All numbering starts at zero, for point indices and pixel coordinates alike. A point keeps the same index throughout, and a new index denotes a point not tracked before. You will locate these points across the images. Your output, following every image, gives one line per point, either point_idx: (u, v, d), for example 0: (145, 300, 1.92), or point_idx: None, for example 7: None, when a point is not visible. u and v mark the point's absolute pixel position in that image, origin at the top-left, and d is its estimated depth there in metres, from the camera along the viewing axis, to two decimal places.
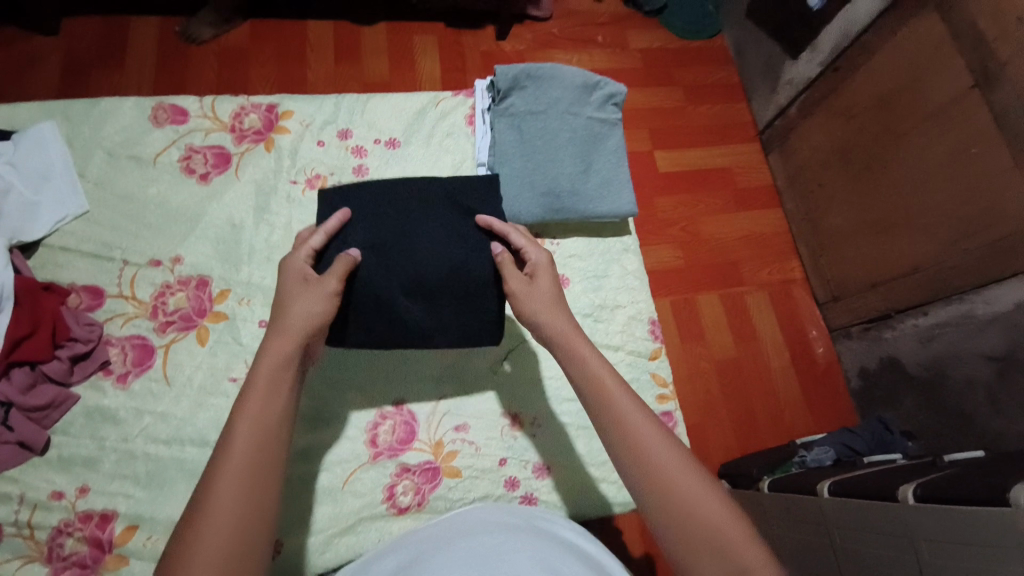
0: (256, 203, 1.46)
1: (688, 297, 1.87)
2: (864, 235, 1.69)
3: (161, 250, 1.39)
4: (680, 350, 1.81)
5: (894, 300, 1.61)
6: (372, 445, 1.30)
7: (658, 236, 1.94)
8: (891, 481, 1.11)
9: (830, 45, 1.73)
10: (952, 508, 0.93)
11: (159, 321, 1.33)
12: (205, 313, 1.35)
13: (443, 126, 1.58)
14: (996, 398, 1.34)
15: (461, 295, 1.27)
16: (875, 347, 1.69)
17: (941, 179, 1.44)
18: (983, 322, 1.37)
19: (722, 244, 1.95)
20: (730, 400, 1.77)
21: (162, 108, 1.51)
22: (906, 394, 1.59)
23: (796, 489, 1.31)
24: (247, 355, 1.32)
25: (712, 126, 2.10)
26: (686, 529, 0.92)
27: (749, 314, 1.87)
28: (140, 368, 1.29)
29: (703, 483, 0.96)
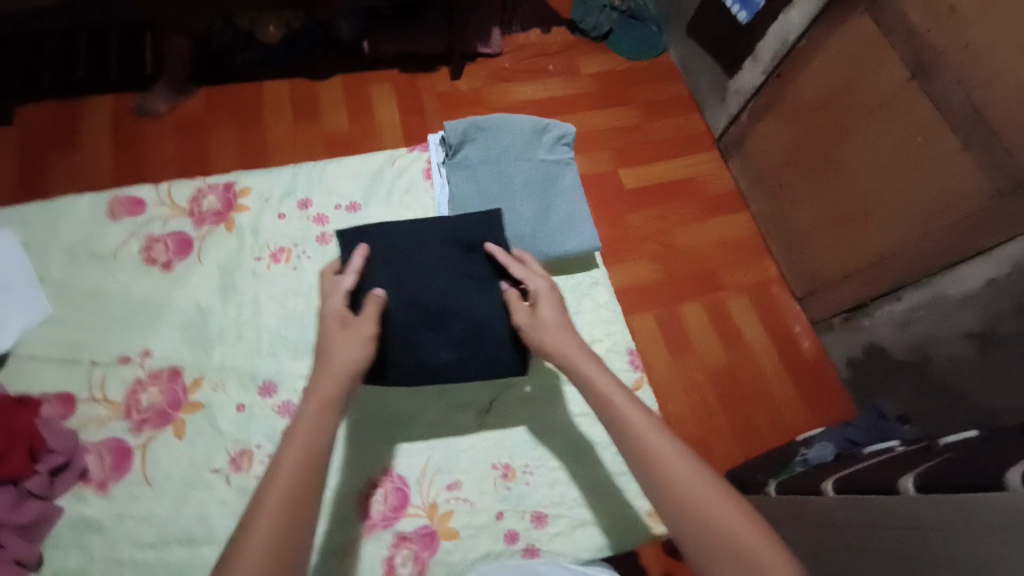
0: (222, 283, 1.49)
1: (670, 308, 1.89)
2: (831, 229, 1.73)
3: (130, 346, 1.42)
4: (669, 363, 1.82)
5: (870, 289, 1.64)
6: (367, 518, 1.35)
7: (633, 251, 1.96)
8: (891, 474, 1.11)
9: (770, 54, 1.79)
10: (953, 496, 0.93)
11: (134, 420, 1.35)
12: (180, 405, 1.37)
13: (402, 183, 1.63)
14: (981, 374, 1.37)
15: (470, 331, 1.36)
16: (858, 336, 1.72)
17: (895, 168, 1.48)
18: (957, 301, 1.41)
19: (698, 251, 1.98)
20: (726, 406, 1.77)
21: (119, 203, 1.56)
22: (897, 378, 1.61)
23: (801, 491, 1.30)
24: (227, 443, 1.34)
25: (671, 139, 2.16)
26: (706, 539, 0.95)
27: (734, 318, 1.89)
28: (118, 472, 1.31)
29: (718, 491, 0.99)
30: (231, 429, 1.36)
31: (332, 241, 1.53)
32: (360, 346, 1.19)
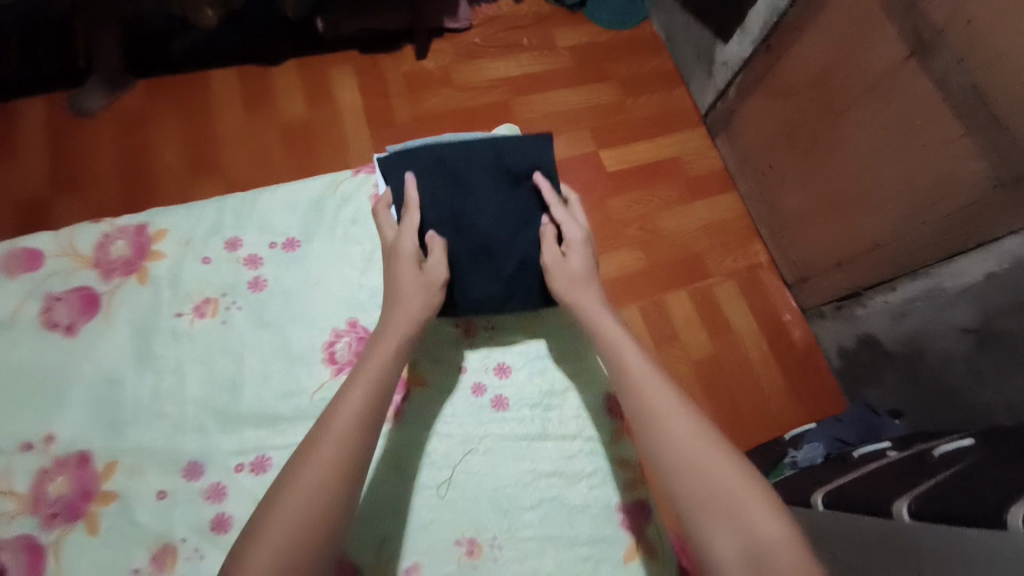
0: (137, 348, 1.27)
1: (656, 298, 1.80)
2: (822, 214, 1.63)
3: (30, 431, 1.18)
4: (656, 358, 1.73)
5: (863, 278, 1.56)
6: None
7: (616, 239, 1.86)
8: (885, 491, 1.06)
9: (759, 23, 1.65)
10: (946, 526, 0.87)
11: (42, 517, 1.12)
12: (92, 496, 1.14)
13: (348, 211, 1.46)
14: (977, 370, 1.30)
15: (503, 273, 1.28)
16: (850, 326, 1.65)
17: (890, 153, 1.38)
18: (952, 295, 1.33)
19: (684, 236, 1.88)
20: (714, 400, 1.70)
21: (11, 256, 1.31)
22: (888, 370, 1.55)
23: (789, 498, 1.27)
24: (152, 540, 1.12)
25: (654, 116, 2.02)
26: (717, 515, 0.86)
27: (722, 306, 1.81)
28: None
29: (734, 468, 0.91)
30: (152, 522, 1.14)
31: (269, 288, 1.34)
32: (429, 293, 1.16)
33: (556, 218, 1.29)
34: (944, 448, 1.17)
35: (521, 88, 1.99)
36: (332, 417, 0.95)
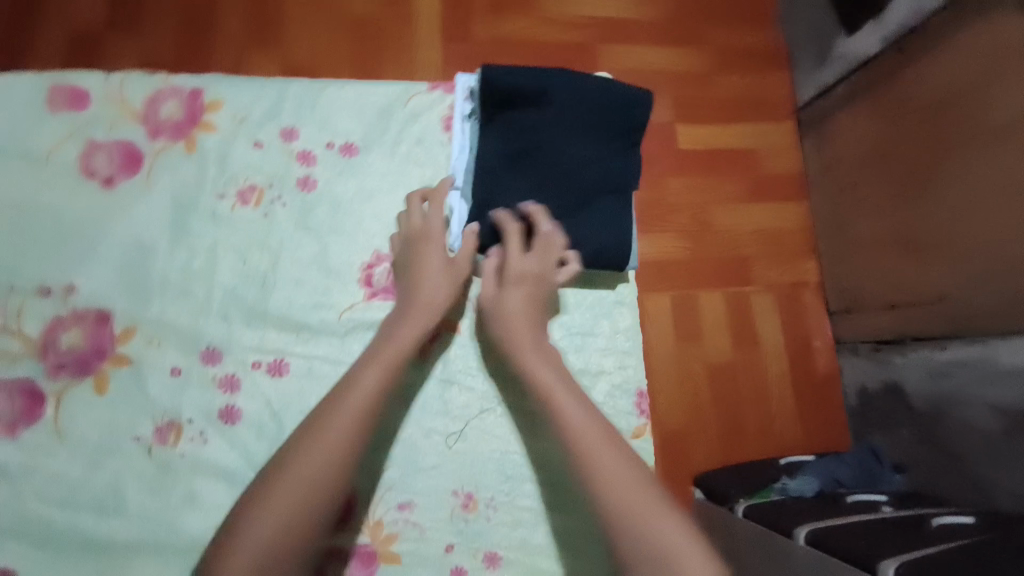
0: (172, 219, 1.36)
1: (691, 292, 1.73)
2: (892, 249, 1.53)
3: (53, 276, 1.30)
4: (673, 351, 1.70)
5: (913, 326, 1.48)
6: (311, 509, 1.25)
7: (664, 222, 1.76)
8: (878, 546, 1.03)
9: (897, 22, 1.48)
10: None
11: (50, 363, 1.26)
12: (105, 355, 1.27)
13: (414, 130, 1.45)
14: (997, 452, 1.26)
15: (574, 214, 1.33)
16: (880, 370, 1.58)
17: (992, 204, 1.26)
18: (1004, 372, 1.24)
19: (734, 238, 1.78)
20: (718, 406, 1.68)
21: (59, 90, 1.39)
22: (903, 423, 1.50)
23: (768, 524, 1.24)
24: (152, 410, 1.26)
25: (741, 99, 1.86)
26: (636, 552, 1.00)
27: (752, 315, 1.74)
28: (30, 418, 1.23)
29: (658, 516, 1.02)
30: (162, 396, 1.27)
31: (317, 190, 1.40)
32: (443, 286, 1.28)
33: (507, 252, 1.30)
34: (941, 521, 1.13)
35: (611, 33, 1.83)
36: (309, 450, 1.07)
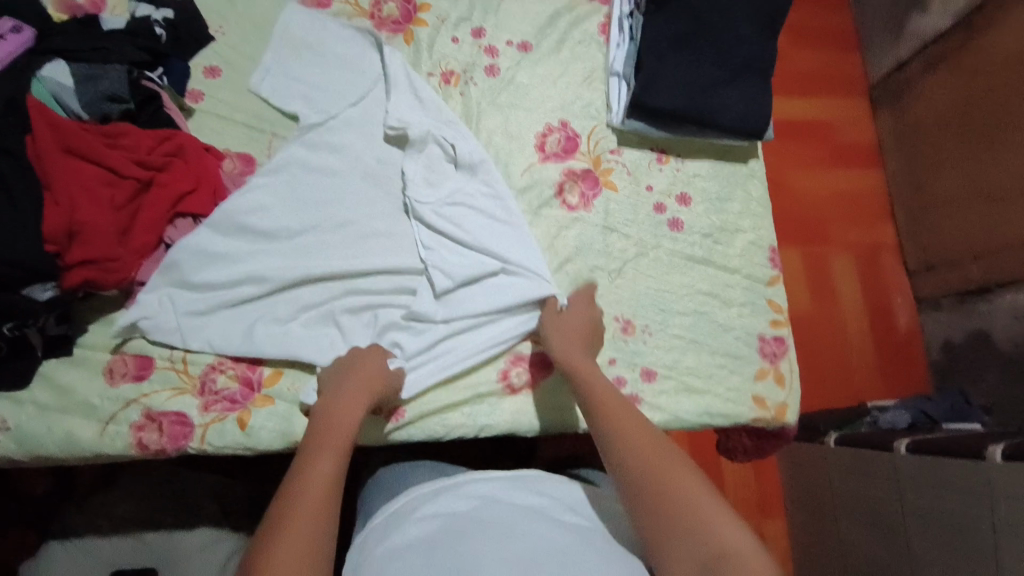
0: None
1: (863, 248, 1.84)
2: (971, 205, 1.59)
3: None
4: (852, 265, 1.82)
5: (994, 274, 1.54)
6: (225, 443, 0.72)
7: (843, 181, 1.88)
8: (976, 441, 1.11)
9: (1006, 37, 1.46)
10: (945, 462, 1.10)
11: (206, 398, 0.73)
12: (252, 390, 0.74)
13: None
14: (1010, 396, 1.46)
15: (831, 147, 1.91)
16: (963, 320, 1.63)
17: (972, 200, 1.58)
18: (985, 316, 1.56)
19: (864, 198, 1.88)
20: (802, 336, 1.74)
21: None
22: (990, 371, 1.52)
23: (942, 446, 1.13)
24: (166, 391, 0.72)
25: (862, 133, 1.94)
26: (666, 521, 0.54)
27: (880, 265, 1.83)
28: (177, 443, 0.71)
29: (668, 467, 0.57)
30: None
31: (512, 81, 0.88)
32: None
33: None
34: (955, 428, 1.32)
35: None
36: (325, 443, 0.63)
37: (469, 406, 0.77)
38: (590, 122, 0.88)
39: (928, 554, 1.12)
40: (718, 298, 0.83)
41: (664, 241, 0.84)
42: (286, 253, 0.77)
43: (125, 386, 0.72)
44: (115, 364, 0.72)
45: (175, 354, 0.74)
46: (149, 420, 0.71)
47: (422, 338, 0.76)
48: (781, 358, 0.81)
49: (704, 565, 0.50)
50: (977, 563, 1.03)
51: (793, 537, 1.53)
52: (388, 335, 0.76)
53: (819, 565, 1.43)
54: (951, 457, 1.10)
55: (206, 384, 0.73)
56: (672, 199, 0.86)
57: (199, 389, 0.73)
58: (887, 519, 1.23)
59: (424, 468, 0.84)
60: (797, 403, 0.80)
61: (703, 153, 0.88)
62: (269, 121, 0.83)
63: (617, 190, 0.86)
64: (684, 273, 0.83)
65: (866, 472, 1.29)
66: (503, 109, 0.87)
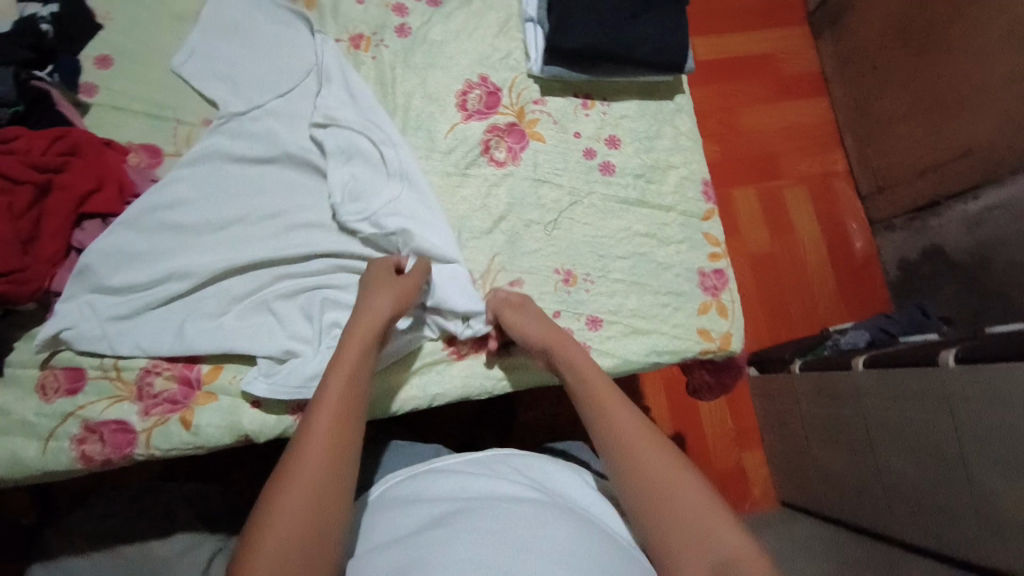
0: None
1: (816, 178, 1.85)
2: (916, 120, 1.60)
3: None
4: (807, 196, 1.83)
5: (944, 186, 1.56)
6: (175, 444, 0.69)
7: (792, 112, 1.88)
8: (930, 347, 1.12)
9: None
10: (901, 373, 1.13)
11: (145, 403, 0.70)
12: (192, 387, 0.71)
13: None
14: (966, 304, 1.50)
15: (776, 79, 1.90)
16: (917, 237, 1.65)
17: (918, 115, 1.59)
18: (937, 229, 1.59)
19: (815, 127, 1.88)
20: (759, 273, 1.76)
21: None
22: (947, 283, 1.55)
23: (897, 357, 1.16)
24: (105, 401, 0.69)
25: (807, 62, 1.93)
26: (671, 521, 0.53)
27: (834, 193, 1.84)
28: (123, 451, 0.68)
29: (674, 476, 0.55)
30: None
31: (425, 38, 0.85)
32: None
33: None
34: (913, 339, 1.35)
35: None
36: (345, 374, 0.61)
37: (419, 375, 0.75)
38: (511, 73, 0.85)
39: (894, 463, 1.16)
40: (657, 238, 0.82)
41: (596, 186, 0.83)
42: (213, 244, 0.73)
43: (60, 401, 0.69)
44: (46, 380, 0.70)
45: (107, 361, 0.70)
46: (89, 431, 0.68)
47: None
48: (723, 289, 0.81)
49: (713, 573, 0.50)
50: (939, 465, 1.06)
51: (771, 463, 1.59)
52: (326, 318, 0.72)
53: (797, 488, 1.48)
54: (911, 367, 1.11)
55: (144, 389, 0.70)
56: (601, 143, 0.85)
57: (137, 394, 0.70)
58: (854, 435, 1.26)
59: (400, 452, 0.81)
60: (740, 330, 0.80)
61: (628, 93, 0.87)
62: (169, 107, 0.78)
63: (544, 140, 0.84)
64: (620, 217, 0.82)
65: (832, 393, 1.32)
66: (418, 69, 0.84)
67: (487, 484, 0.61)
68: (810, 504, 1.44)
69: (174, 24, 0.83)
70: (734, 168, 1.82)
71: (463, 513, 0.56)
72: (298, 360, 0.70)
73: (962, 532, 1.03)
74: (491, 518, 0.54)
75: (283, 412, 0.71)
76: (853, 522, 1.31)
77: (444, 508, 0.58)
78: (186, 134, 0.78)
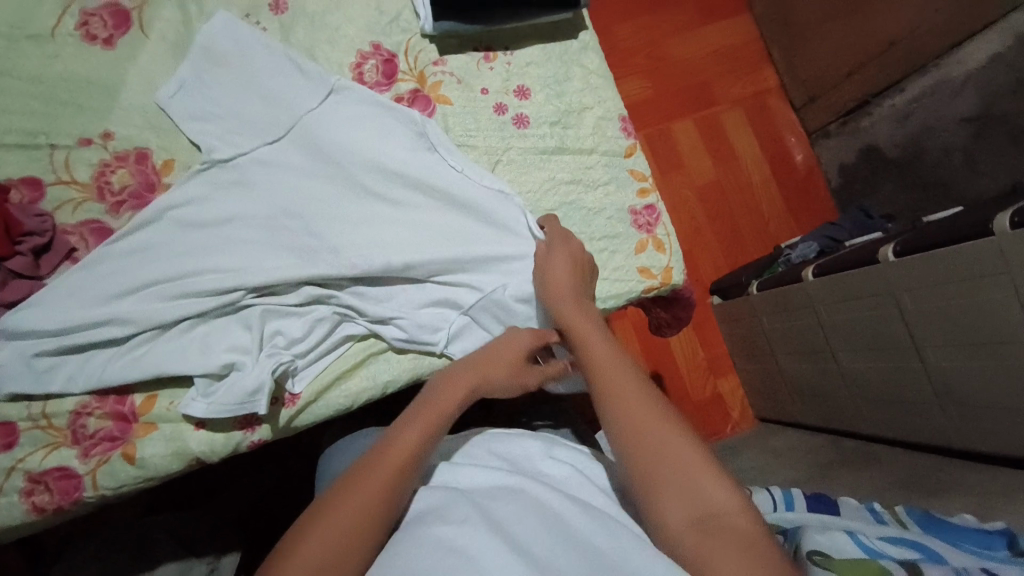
0: None
1: (751, 97, 1.84)
2: (836, 21, 1.60)
3: None
4: (745, 117, 1.83)
5: (871, 84, 1.58)
6: (125, 480, 0.66)
7: (718, 34, 1.86)
8: (871, 245, 1.15)
9: None
10: (847, 274, 1.15)
11: (82, 445, 0.66)
12: (130, 419, 0.67)
13: None
14: (905, 200, 1.53)
15: (697, 3, 1.86)
16: (852, 140, 1.67)
17: (839, 16, 1.59)
18: (869, 130, 1.62)
19: (743, 46, 1.86)
20: (707, 201, 1.76)
21: None
22: (885, 180, 1.59)
23: (842, 260, 1.17)
24: (41, 449, 0.66)
25: None
26: (654, 477, 0.52)
27: (770, 109, 1.84)
28: (70, 497, 0.65)
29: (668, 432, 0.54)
30: None
31: (303, 13, 0.78)
32: None
33: None
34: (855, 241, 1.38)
35: None
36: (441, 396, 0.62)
37: (368, 365, 0.73)
38: (404, 36, 0.81)
39: (854, 362, 1.20)
40: (583, 184, 0.80)
41: (513, 141, 0.80)
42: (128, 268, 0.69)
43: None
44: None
45: (34, 409, 0.66)
46: (33, 483, 0.65)
47: (303, 323, 0.70)
48: (656, 225, 0.80)
49: (699, 526, 0.48)
50: (896, 358, 1.10)
51: (746, 385, 1.64)
52: (268, 328, 0.70)
53: (772, 403, 1.53)
54: (854, 268, 1.13)
55: (78, 431, 0.66)
56: (511, 96, 0.81)
57: (73, 438, 0.66)
58: (815, 343, 1.30)
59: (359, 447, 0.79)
60: (679, 262, 0.80)
61: (530, 39, 0.83)
62: (41, 131, 0.71)
63: (452, 103, 0.80)
64: (543, 168, 0.80)
65: (789, 307, 1.35)
66: (299, 48, 0.77)
67: (471, 476, 0.57)
68: (785, 416, 1.50)
69: (26, 41, 0.73)
70: (667, 99, 1.80)
71: (444, 508, 0.52)
72: (238, 373, 0.67)
73: (929, 417, 1.08)
74: (475, 511, 0.51)
75: (231, 428, 0.68)
76: (827, 426, 1.36)
77: (430, 501, 0.54)
78: (65, 159, 0.71)
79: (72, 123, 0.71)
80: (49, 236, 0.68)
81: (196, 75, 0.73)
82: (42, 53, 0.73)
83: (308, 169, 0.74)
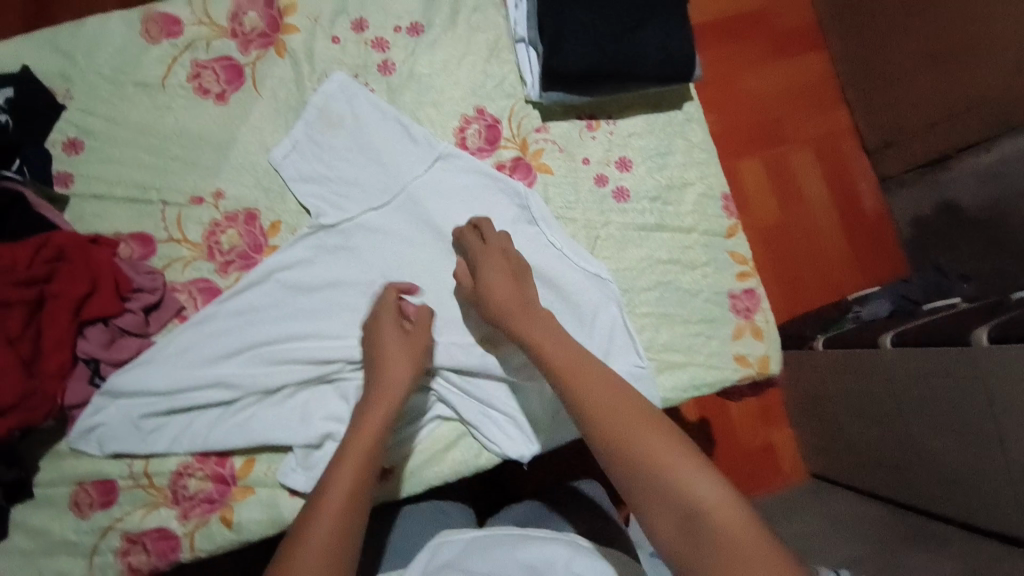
0: None
1: (822, 137, 1.77)
2: (921, 69, 1.50)
3: None
4: (815, 157, 1.76)
5: (956, 139, 1.48)
6: (218, 543, 0.67)
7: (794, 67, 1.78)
8: (959, 324, 1.09)
9: None
10: (932, 351, 1.09)
11: (182, 506, 0.67)
12: (229, 483, 0.68)
13: None
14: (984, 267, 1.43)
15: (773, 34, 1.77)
16: (932, 190, 1.56)
17: (924, 64, 1.48)
18: (944, 186, 1.52)
19: (818, 82, 1.79)
20: (771, 244, 1.71)
21: None
22: (963, 240, 1.48)
23: (930, 334, 1.13)
24: (142, 506, 0.67)
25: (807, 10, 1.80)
26: (642, 483, 0.53)
27: (843, 151, 1.77)
28: (168, 557, 0.66)
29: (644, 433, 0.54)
30: None
31: (410, 75, 0.78)
32: None
33: None
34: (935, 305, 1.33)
35: None
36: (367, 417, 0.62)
37: (458, 443, 0.73)
38: (507, 101, 0.79)
39: (929, 438, 1.15)
40: (680, 264, 0.78)
41: (613, 216, 0.78)
42: (233, 331, 0.70)
43: (97, 514, 0.67)
44: (79, 496, 0.67)
45: (136, 467, 0.68)
46: (131, 542, 0.66)
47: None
48: (756, 311, 0.78)
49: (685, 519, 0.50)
50: (978, 446, 1.05)
51: (798, 436, 1.60)
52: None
53: (827, 459, 1.49)
54: (941, 346, 1.08)
55: (179, 491, 0.68)
56: (612, 167, 0.80)
57: (173, 498, 0.67)
58: (884, 410, 1.26)
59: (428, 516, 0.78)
60: (777, 351, 0.77)
61: (634, 109, 0.81)
62: (152, 187, 0.72)
63: (553, 172, 0.79)
64: (641, 245, 0.78)
65: (859, 370, 1.30)
66: (405, 111, 0.77)
67: None
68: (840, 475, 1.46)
69: (137, 91, 0.73)
70: (735, 135, 1.75)
71: None
72: (334, 444, 0.68)
73: (1005, 513, 1.03)
74: None
75: None
76: (887, 495, 1.32)
77: None
78: (176, 217, 0.71)
79: (182, 179, 0.72)
80: (159, 294, 0.69)
81: (309, 138, 0.74)
82: (152, 105, 0.73)
83: (413, 237, 0.74)
